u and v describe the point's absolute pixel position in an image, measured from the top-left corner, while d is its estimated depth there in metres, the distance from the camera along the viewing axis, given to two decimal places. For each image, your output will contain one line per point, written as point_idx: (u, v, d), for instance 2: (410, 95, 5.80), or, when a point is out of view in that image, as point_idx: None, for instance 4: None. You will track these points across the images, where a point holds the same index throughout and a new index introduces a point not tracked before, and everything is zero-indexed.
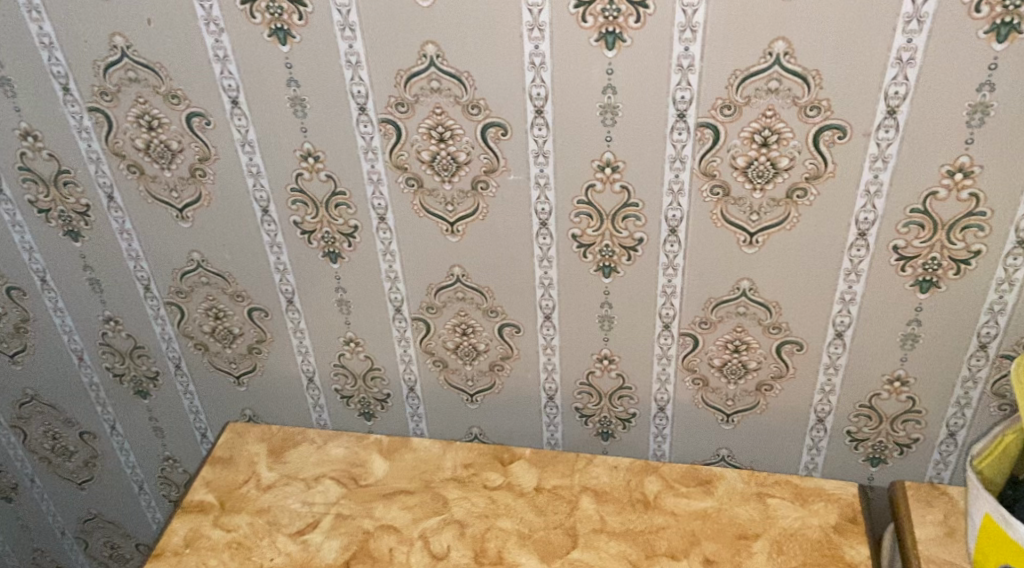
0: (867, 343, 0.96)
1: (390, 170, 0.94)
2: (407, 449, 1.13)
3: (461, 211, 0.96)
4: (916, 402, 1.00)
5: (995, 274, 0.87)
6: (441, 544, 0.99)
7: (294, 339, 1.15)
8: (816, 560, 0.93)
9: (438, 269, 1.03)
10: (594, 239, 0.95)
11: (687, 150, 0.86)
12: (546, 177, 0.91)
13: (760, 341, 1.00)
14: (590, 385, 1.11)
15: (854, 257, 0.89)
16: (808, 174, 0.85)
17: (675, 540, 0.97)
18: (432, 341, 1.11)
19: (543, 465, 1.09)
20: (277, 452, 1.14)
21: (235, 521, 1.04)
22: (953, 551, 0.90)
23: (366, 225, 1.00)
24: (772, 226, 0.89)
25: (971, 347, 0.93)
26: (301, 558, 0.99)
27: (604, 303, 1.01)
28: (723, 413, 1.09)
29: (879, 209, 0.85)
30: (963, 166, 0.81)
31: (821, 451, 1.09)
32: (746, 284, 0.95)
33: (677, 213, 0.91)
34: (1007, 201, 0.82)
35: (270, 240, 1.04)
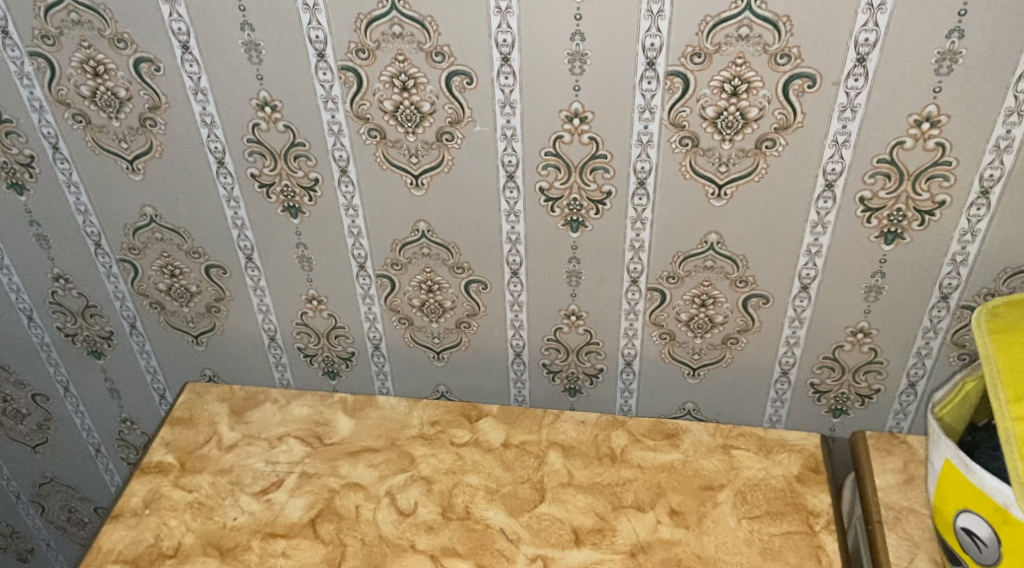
0: (832, 296, 0.97)
1: (352, 120, 0.91)
2: (372, 408, 1.11)
3: (425, 163, 0.94)
4: (878, 353, 1.01)
5: (958, 225, 0.88)
6: (408, 501, 0.99)
7: (254, 297, 1.12)
8: (779, 509, 0.95)
9: (402, 225, 1.00)
10: (562, 192, 0.94)
11: (656, 100, 0.84)
12: (512, 129, 0.89)
13: (726, 295, 1.00)
14: (558, 341, 1.10)
15: (821, 209, 0.89)
16: (777, 124, 0.84)
17: (642, 493, 0.98)
18: (397, 298, 1.09)
19: (511, 421, 1.08)
20: (239, 412, 1.12)
21: (196, 482, 1.02)
22: (911, 498, 0.93)
23: (327, 178, 0.96)
24: (740, 178, 0.89)
25: (933, 298, 0.95)
26: (265, 517, 0.97)
27: (572, 258, 1.00)
28: (690, 367, 1.09)
29: (846, 159, 0.85)
30: (931, 115, 0.80)
31: (784, 403, 1.10)
32: (713, 237, 0.95)
33: (645, 165, 0.90)
34: (972, 151, 0.82)
35: (227, 194, 1.00)
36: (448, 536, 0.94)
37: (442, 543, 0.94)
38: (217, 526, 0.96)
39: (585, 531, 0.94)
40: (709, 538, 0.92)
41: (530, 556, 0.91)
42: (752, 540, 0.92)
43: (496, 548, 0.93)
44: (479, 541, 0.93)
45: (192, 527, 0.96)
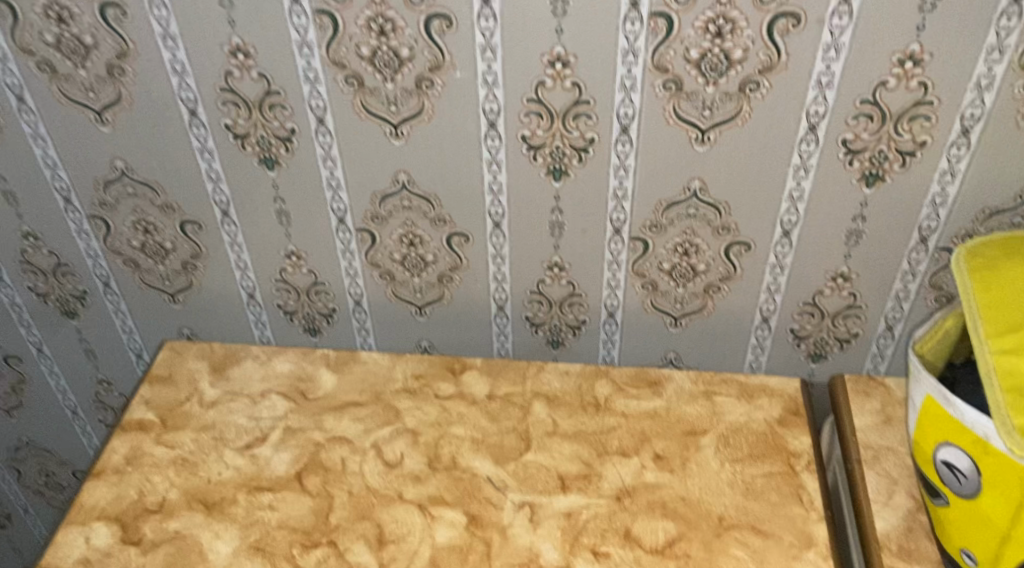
0: (813, 241, 0.98)
1: (328, 67, 0.88)
2: (355, 362, 1.11)
3: (405, 112, 0.92)
4: (857, 298, 1.03)
5: (938, 166, 0.88)
6: (394, 452, 0.99)
7: (231, 254, 1.10)
8: (761, 451, 0.97)
9: (382, 176, 0.98)
10: (545, 140, 0.93)
11: (640, 42, 0.83)
12: (493, 74, 0.87)
13: (709, 243, 1.00)
14: (541, 293, 1.10)
15: (804, 152, 0.89)
16: (761, 66, 0.83)
17: (627, 439, 0.99)
18: (378, 253, 1.08)
19: (495, 373, 1.08)
20: (219, 369, 1.11)
21: (178, 439, 1.02)
22: (888, 437, 0.95)
23: (304, 128, 0.94)
24: (724, 123, 0.88)
25: (912, 241, 0.96)
26: (250, 471, 0.97)
27: (555, 208, 0.99)
28: (672, 316, 1.10)
29: (830, 101, 0.85)
30: (914, 55, 0.80)
31: (765, 350, 1.12)
32: (696, 184, 0.94)
33: (628, 110, 0.89)
34: (954, 90, 0.82)
35: (200, 145, 0.97)
36: (435, 486, 0.95)
37: (430, 492, 0.94)
38: (201, 482, 0.96)
39: (571, 477, 0.95)
40: (693, 481, 0.94)
41: (517, 503, 0.92)
42: (735, 481, 0.93)
43: (483, 496, 0.93)
44: (466, 490, 0.94)
45: (176, 483, 0.96)
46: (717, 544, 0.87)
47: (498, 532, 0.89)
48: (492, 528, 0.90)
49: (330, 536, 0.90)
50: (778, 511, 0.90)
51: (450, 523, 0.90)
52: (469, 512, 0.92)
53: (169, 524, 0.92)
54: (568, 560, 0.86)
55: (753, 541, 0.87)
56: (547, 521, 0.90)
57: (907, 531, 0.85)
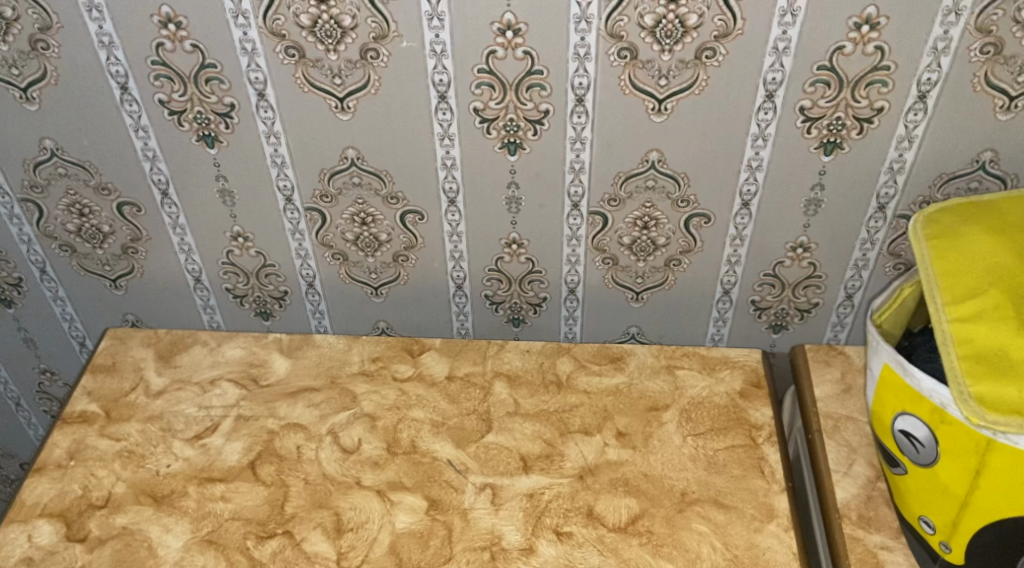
0: (772, 211, 0.97)
1: (266, 37, 0.84)
2: (310, 346, 1.07)
3: (350, 85, 0.88)
4: (816, 267, 1.02)
5: (895, 132, 0.87)
6: (352, 438, 0.96)
7: (174, 237, 1.06)
8: (723, 424, 0.96)
9: (330, 152, 0.94)
10: (498, 112, 0.89)
11: (593, 8, 0.80)
12: (442, 44, 0.84)
13: (668, 215, 0.99)
14: (499, 271, 1.08)
15: (761, 121, 0.88)
16: (717, 32, 0.81)
17: (589, 417, 0.97)
18: (329, 233, 1.04)
19: (454, 354, 1.06)
20: (166, 357, 1.07)
21: (124, 430, 0.98)
22: (848, 406, 0.95)
23: (244, 103, 0.90)
24: (680, 92, 0.86)
25: (870, 209, 0.95)
26: (200, 462, 0.94)
27: (511, 183, 0.97)
28: (633, 291, 1.08)
29: (786, 68, 0.83)
30: (870, 18, 0.78)
31: (726, 322, 1.11)
32: (654, 155, 0.92)
33: (583, 80, 0.86)
34: (911, 54, 0.81)
35: (134, 123, 0.93)
36: (394, 471, 0.92)
37: (388, 478, 0.92)
38: (149, 474, 0.93)
39: (533, 457, 0.93)
40: (655, 457, 0.93)
41: (479, 485, 0.90)
42: (697, 455, 0.93)
43: (444, 480, 0.91)
44: (426, 474, 0.92)
45: (123, 477, 0.93)
46: (680, 520, 0.86)
47: (459, 516, 0.87)
48: (453, 512, 0.88)
49: (285, 527, 0.87)
50: (740, 484, 0.89)
51: (410, 508, 0.88)
52: (430, 496, 0.89)
53: (116, 520, 0.89)
54: (530, 541, 0.85)
55: (716, 515, 0.87)
56: (509, 503, 0.88)
57: (867, 500, 0.86)
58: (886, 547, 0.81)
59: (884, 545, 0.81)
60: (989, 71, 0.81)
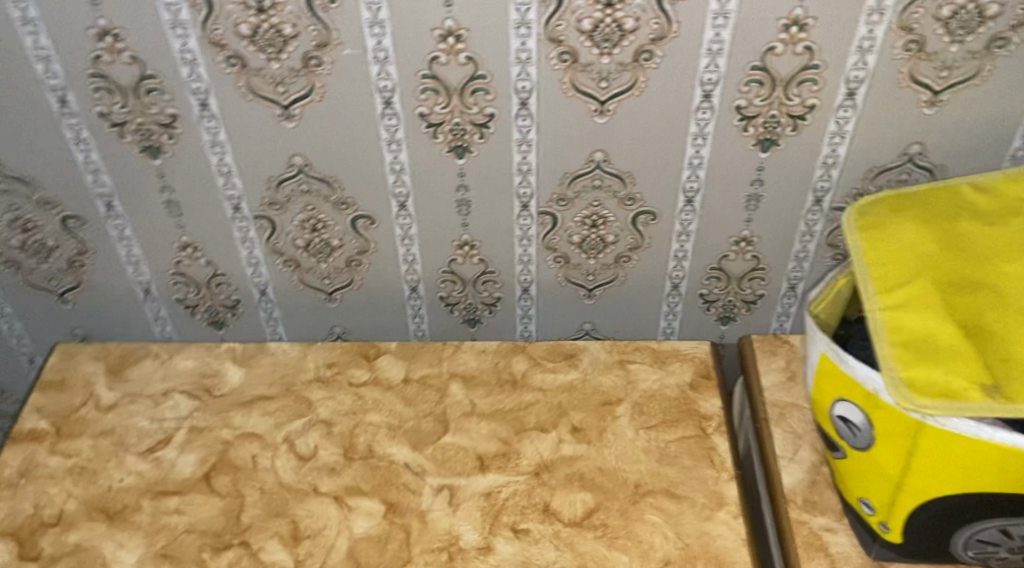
0: (715, 207, 0.99)
1: (206, 47, 0.83)
2: (264, 354, 1.07)
3: (294, 93, 0.88)
4: (760, 260, 1.05)
5: (828, 128, 0.90)
6: (308, 445, 0.96)
7: (121, 249, 1.05)
8: (674, 416, 0.98)
9: (276, 160, 0.94)
10: (443, 117, 0.90)
11: (531, 13, 0.81)
12: (384, 50, 0.84)
13: (615, 214, 1.01)
14: (452, 273, 1.09)
15: (700, 120, 0.90)
16: (653, 35, 0.83)
17: (545, 414, 0.99)
18: (280, 240, 1.04)
19: (410, 356, 1.07)
20: (116, 371, 1.06)
21: (75, 447, 0.97)
22: (794, 393, 0.98)
23: (187, 113, 0.89)
24: (621, 93, 0.88)
25: (809, 202, 0.98)
26: (154, 475, 0.94)
27: (460, 186, 0.98)
28: (585, 288, 1.10)
29: (721, 68, 0.85)
30: (798, 19, 0.81)
31: (677, 316, 1.13)
32: (599, 156, 0.94)
33: (526, 84, 0.87)
34: (838, 53, 0.84)
35: (74, 136, 0.92)
36: (351, 476, 0.93)
37: (345, 483, 0.92)
38: (101, 490, 0.92)
39: (489, 456, 0.94)
40: (609, 451, 0.95)
41: (436, 487, 0.91)
42: (650, 448, 0.95)
43: (401, 483, 0.92)
44: (383, 478, 0.93)
45: (75, 493, 0.92)
46: (633, 511, 0.88)
47: (417, 518, 0.88)
48: (411, 514, 0.89)
49: (241, 537, 0.87)
50: (691, 474, 0.92)
51: (367, 513, 0.89)
52: (387, 500, 0.90)
53: (69, 536, 0.88)
54: (487, 540, 0.86)
55: (668, 506, 0.89)
56: (466, 503, 0.90)
57: (812, 484, 0.89)
58: (830, 529, 0.84)
59: (829, 527, 0.84)
60: (913, 68, 0.84)
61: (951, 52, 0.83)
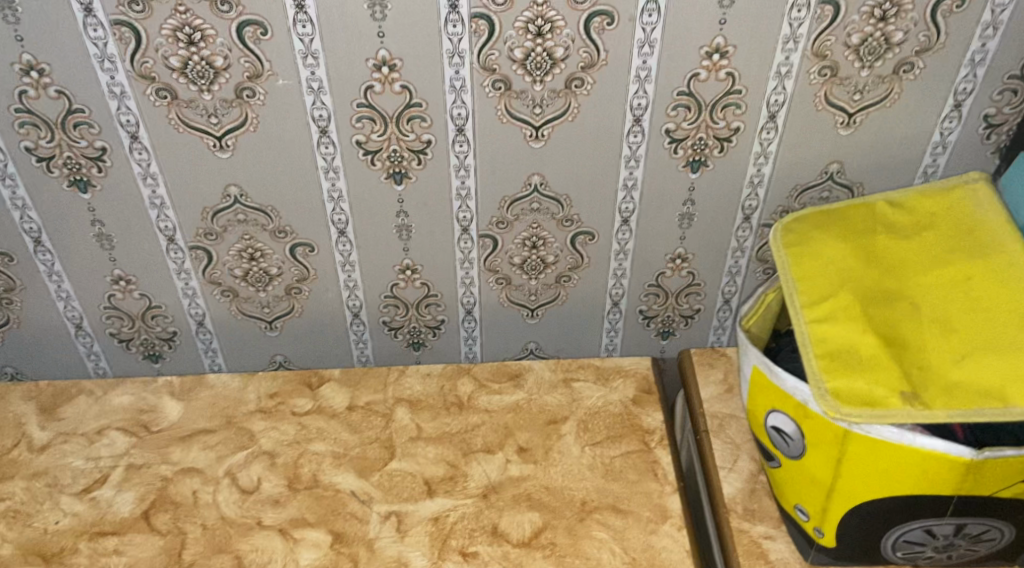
0: (650, 226, 1.02)
1: (136, 80, 0.82)
2: (204, 387, 1.06)
3: (227, 124, 0.87)
4: (695, 276, 1.09)
5: (753, 149, 0.94)
6: (250, 477, 0.95)
7: (50, 284, 1.03)
8: (618, 432, 1.00)
9: (212, 190, 0.93)
10: (380, 144, 0.91)
11: (464, 43, 0.83)
12: (318, 81, 0.85)
13: (555, 235, 1.03)
14: (395, 297, 1.09)
15: (632, 143, 0.93)
16: (583, 63, 0.85)
17: (491, 435, 1.00)
18: (217, 270, 1.03)
19: (354, 383, 1.06)
20: (49, 410, 1.03)
21: (6, 490, 0.94)
22: (731, 405, 1.01)
23: (116, 145, 0.88)
24: (554, 119, 0.90)
25: (738, 219, 1.02)
26: (91, 516, 0.91)
27: (400, 211, 0.98)
28: (528, 308, 1.12)
29: (650, 94, 0.88)
30: (719, 47, 0.85)
31: (618, 332, 1.16)
32: (537, 179, 0.96)
33: (461, 111, 0.89)
34: (759, 78, 0.87)
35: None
36: (297, 508, 0.92)
37: (291, 515, 0.91)
38: (36, 533, 0.90)
39: (436, 481, 0.95)
40: (555, 469, 0.96)
41: (383, 514, 0.91)
42: (595, 464, 0.97)
43: (348, 511, 0.91)
44: (330, 507, 0.92)
45: (8, 538, 0.89)
46: (581, 528, 0.90)
47: (365, 546, 0.88)
48: (358, 543, 0.88)
49: None
50: (635, 488, 0.94)
51: (314, 544, 0.88)
52: (334, 530, 0.90)
53: None
54: (436, 565, 0.86)
55: (614, 521, 0.91)
56: (414, 529, 0.90)
57: (751, 493, 0.92)
58: (770, 537, 0.87)
59: (768, 534, 0.87)
60: (829, 92, 0.89)
61: (862, 76, 0.88)
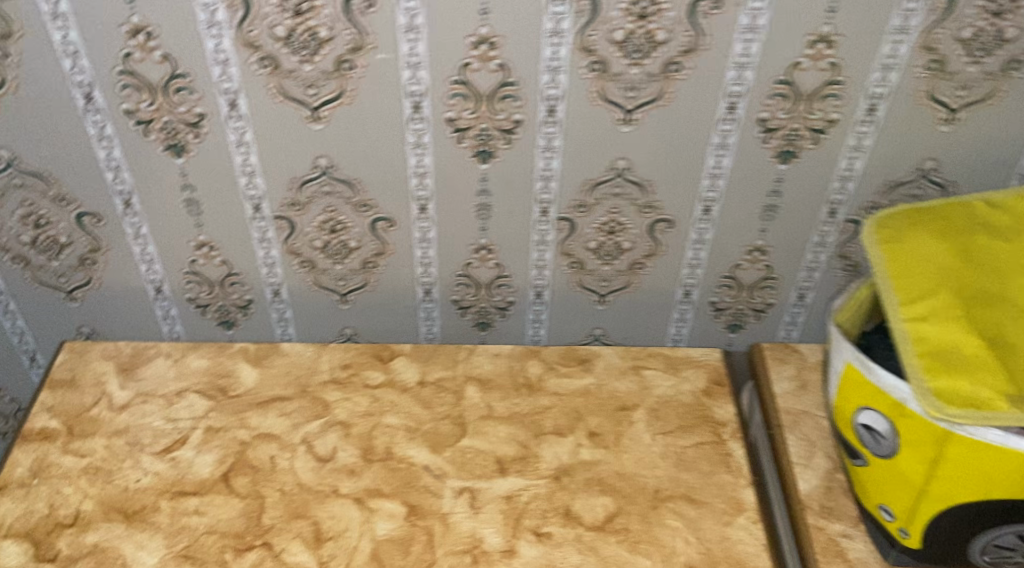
0: (731, 216, 1.01)
1: (240, 48, 0.84)
2: (277, 355, 1.07)
3: (323, 95, 0.88)
4: (772, 269, 1.07)
5: (846, 142, 0.93)
6: (326, 446, 0.96)
7: (135, 247, 1.04)
8: (690, 422, 1.00)
9: (301, 161, 0.94)
10: (471, 122, 0.91)
11: (566, 23, 0.82)
12: (417, 55, 0.85)
13: (634, 221, 1.02)
14: (468, 276, 1.09)
15: (723, 131, 0.92)
16: (684, 47, 0.84)
17: (561, 418, 1.00)
18: (298, 241, 1.04)
19: (424, 359, 1.07)
20: (128, 370, 1.05)
21: (88, 447, 0.97)
22: (805, 401, 1.01)
23: (214, 112, 0.89)
24: (647, 103, 0.89)
25: (822, 214, 1.00)
26: (171, 476, 0.93)
27: (482, 190, 0.98)
28: (598, 294, 1.11)
29: (748, 82, 0.87)
30: (826, 36, 0.83)
31: (686, 322, 1.15)
32: (622, 164, 0.95)
33: (554, 92, 0.88)
34: (862, 69, 0.86)
35: (97, 133, 0.91)
36: (372, 478, 0.93)
37: (366, 485, 0.92)
38: (118, 491, 0.92)
39: (508, 460, 0.95)
40: (627, 456, 0.96)
41: (457, 489, 0.92)
42: (667, 453, 0.96)
43: (421, 485, 0.92)
44: (404, 480, 0.93)
45: (91, 494, 0.91)
46: (654, 516, 0.90)
47: (439, 521, 0.89)
48: (433, 517, 0.89)
49: (263, 538, 0.87)
50: (709, 479, 0.93)
51: (389, 515, 0.89)
52: (408, 502, 0.90)
53: (87, 538, 0.87)
54: (511, 543, 0.86)
55: (688, 510, 0.90)
56: (487, 506, 0.90)
57: (826, 490, 0.91)
58: (847, 535, 0.86)
59: (845, 533, 0.87)
60: (932, 87, 0.87)
61: (969, 72, 0.86)
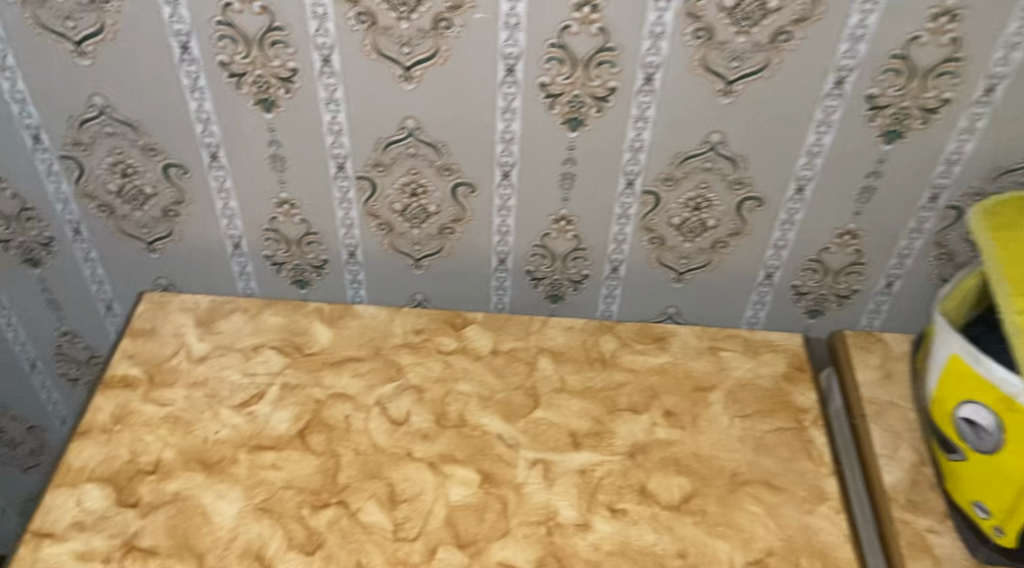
0: (825, 197, 0.97)
1: (339, 2, 0.83)
2: (351, 316, 1.07)
3: (418, 54, 0.87)
4: (861, 255, 1.04)
5: (958, 124, 0.88)
6: (399, 409, 0.96)
7: (217, 201, 1.05)
8: (769, 407, 0.97)
9: (389, 121, 0.93)
10: (564, 88, 0.89)
11: None
12: (517, 16, 0.83)
13: (721, 198, 0.99)
14: (545, 247, 1.07)
15: (827, 108, 0.88)
16: (796, 16, 0.81)
17: (636, 395, 0.98)
18: (378, 203, 1.03)
19: (497, 328, 1.06)
20: (206, 322, 1.07)
21: (168, 396, 0.98)
22: (891, 392, 0.97)
23: (307, 67, 0.89)
24: (750, 75, 0.86)
25: (922, 199, 0.96)
26: (248, 429, 0.94)
27: (568, 158, 0.96)
28: (676, 271, 1.09)
29: (859, 55, 0.83)
30: (950, 9, 0.79)
31: (765, 305, 1.12)
32: (716, 137, 0.92)
33: (655, 59, 0.86)
34: (984, 46, 0.81)
35: (190, 84, 0.92)
36: (445, 443, 0.93)
37: (439, 450, 0.92)
38: (197, 441, 0.93)
39: (582, 434, 0.94)
40: (704, 437, 0.94)
41: (531, 460, 0.91)
42: (745, 437, 0.94)
43: (495, 453, 0.92)
44: (477, 447, 0.92)
45: (172, 443, 0.93)
46: (732, 499, 0.88)
47: (513, 490, 0.88)
48: (506, 486, 0.88)
49: (339, 496, 0.87)
50: (789, 465, 0.91)
51: (463, 481, 0.89)
52: (482, 470, 0.90)
53: (168, 485, 0.88)
54: (585, 517, 0.85)
55: (767, 496, 0.88)
56: (562, 478, 0.89)
57: (913, 485, 0.88)
58: (934, 531, 0.83)
59: (932, 529, 0.84)
60: None
61: None
